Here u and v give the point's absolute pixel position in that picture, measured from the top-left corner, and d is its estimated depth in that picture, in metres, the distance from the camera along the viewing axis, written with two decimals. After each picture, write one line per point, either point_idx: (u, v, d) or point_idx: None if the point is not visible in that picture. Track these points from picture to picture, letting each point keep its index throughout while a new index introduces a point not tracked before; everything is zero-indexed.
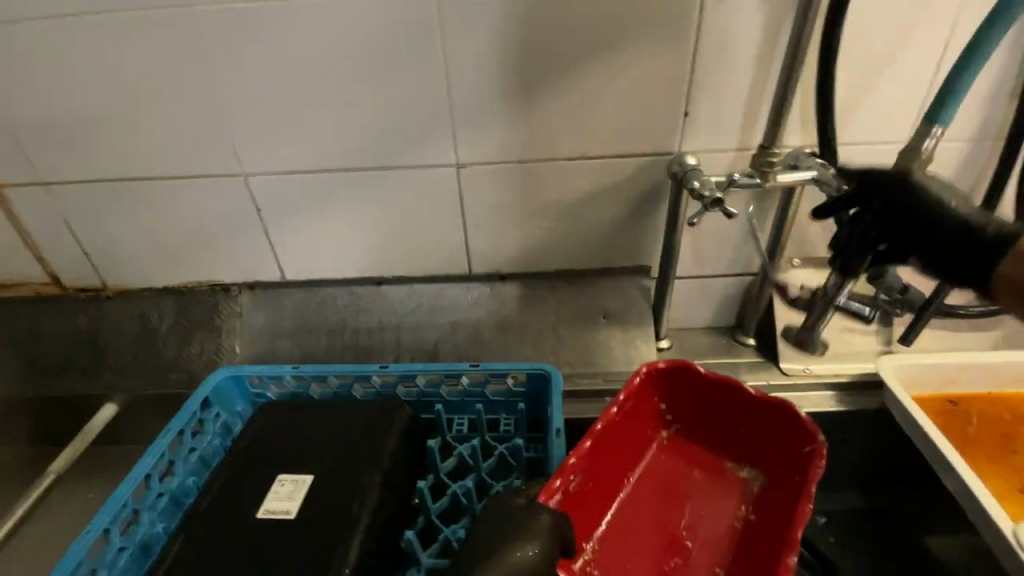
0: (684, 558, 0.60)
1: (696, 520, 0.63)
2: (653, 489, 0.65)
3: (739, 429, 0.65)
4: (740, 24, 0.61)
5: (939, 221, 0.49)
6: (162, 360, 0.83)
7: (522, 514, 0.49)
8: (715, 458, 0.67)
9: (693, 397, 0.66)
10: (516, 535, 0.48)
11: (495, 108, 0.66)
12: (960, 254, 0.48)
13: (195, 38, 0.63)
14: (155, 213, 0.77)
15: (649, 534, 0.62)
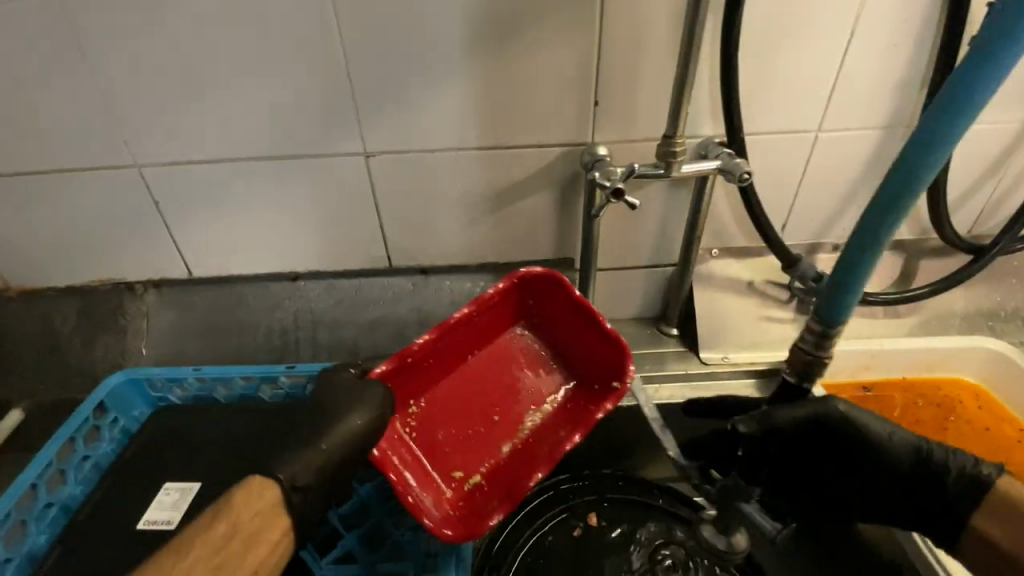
0: (481, 431, 0.65)
1: (510, 407, 0.67)
2: (486, 371, 0.68)
3: (580, 346, 0.68)
4: (643, 9, 0.59)
5: (871, 460, 0.54)
6: (66, 363, 0.79)
7: (355, 387, 0.56)
8: (559, 358, 0.70)
9: (552, 308, 0.68)
10: (350, 404, 0.55)
11: (399, 95, 0.64)
12: (920, 484, 0.52)
13: (61, 21, 0.58)
14: (46, 210, 0.71)
15: (467, 407, 0.66)
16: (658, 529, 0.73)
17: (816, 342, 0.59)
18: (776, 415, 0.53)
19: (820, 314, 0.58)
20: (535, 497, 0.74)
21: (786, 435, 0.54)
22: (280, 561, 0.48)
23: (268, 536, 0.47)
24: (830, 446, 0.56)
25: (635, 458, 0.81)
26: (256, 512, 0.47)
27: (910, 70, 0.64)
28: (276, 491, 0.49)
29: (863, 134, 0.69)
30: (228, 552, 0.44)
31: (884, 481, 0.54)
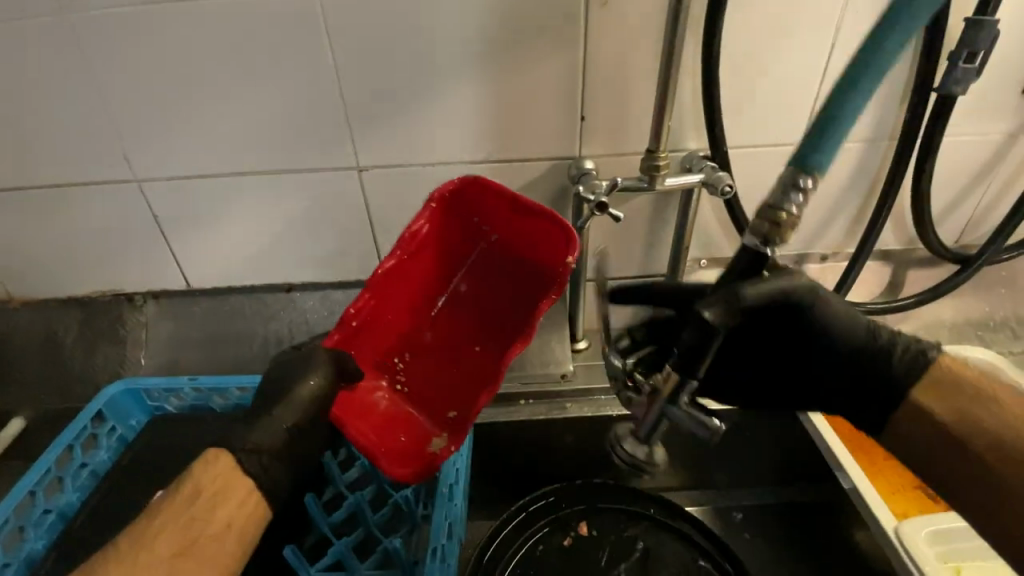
0: (466, 363, 0.67)
1: (486, 334, 0.68)
2: (459, 303, 0.70)
3: (536, 248, 0.66)
4: (627, 28, 0.61)
5: (811, 349, 0.46)
6: (66, 373, 0.80)
7: (298, 357, 0.57)
8: (523, 279, 0.68)
9: (497, 219, 0.67)
10: (292, 380, 0.55)
11: (390, 110, 0.65)
12: (868, 369, 0.44)
13: (64, 40, 0.60)
14: (48, 222, 0.73)
15: (447, 344, 0.69)
16: (649, 539, 0.73)
17: (772, 228, 0.41)
18: (746, 291, 0.40)
19: (806, 168, 0.39)
20: (528, 506, 0.75)
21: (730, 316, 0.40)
22: (258, 515, 0.49)
23: (231, 493, 0.48)
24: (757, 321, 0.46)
25: (627, 468, 0.82)
26: (216, 475, 0.48)
27: (892, 85, 0.66)
28: (228, 457, 0.49)
29: (848, 147, 0.70)
30: (195, 510, 0.46)
31: (820, 361, 0.46)
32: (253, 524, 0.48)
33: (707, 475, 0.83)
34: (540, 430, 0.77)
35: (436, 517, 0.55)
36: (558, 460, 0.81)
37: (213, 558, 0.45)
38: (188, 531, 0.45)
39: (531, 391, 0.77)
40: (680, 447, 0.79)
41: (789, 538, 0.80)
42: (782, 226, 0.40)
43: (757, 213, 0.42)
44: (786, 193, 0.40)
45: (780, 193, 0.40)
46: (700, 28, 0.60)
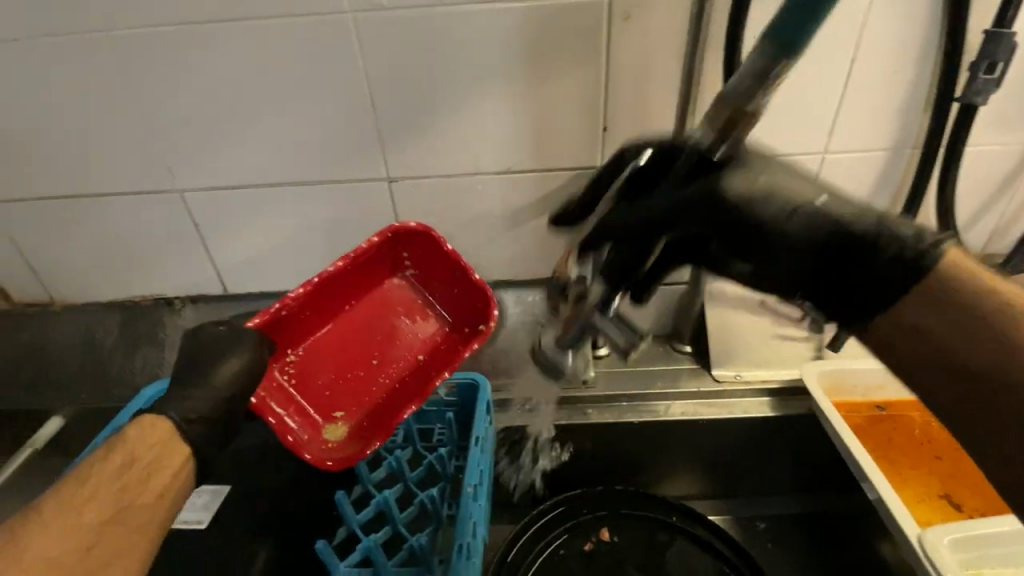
0: (359, 376, 0.67)
1: (387, 352, 0.69)
2: (364, 319, 0.70)
3: (454, 293, 0.70)
4: (648, 42, 0.62)
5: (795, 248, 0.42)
6: (105, 374, 0.84)
7: (224, 342, 0.58)
8: (435, 305, 0.71)
9: (428, 260, 0.69)
10: (216, 361, 0.57)
11: (419, 122, 0.68)
12: (852, 276, 0.41)
13: (117, 57, 0.64)
14: (95, 229, 0.77)
15: (348, 353, 0.68)
16: (669, 547, 0.74)
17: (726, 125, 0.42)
18: (652, 203, 0.45)
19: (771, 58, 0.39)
20: (550, 510, 0.75)
21: (665, 222, 0.44)
22: (187, 483, 0.53)
23: (164, 461, 0.52)
24: (735, 230, 0.43)
25: (648, 475, 0.82)
26: (151, 442, 0.52)
27: (913, 95, 0.66)
28: (165, 427, 0.53)
29: (869, 155, 0.70)
30: (131, 476, 0.50)
31: (817, 268, 0.42)
32: (182, 491, 0.52)
33: (728, 483, 0.82)
34: (561, 436, 0.78)
35: (462, 515, 0.55)
36: (578, 467, 0.81)
37: (143, 521, 0.49)
38: (121, 497, 0.48)
39: (552, 396, 0.78)
40: (701, 455, 0.79)
41: (811, 549, 0.79)
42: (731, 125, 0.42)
43: (706, 118, 0.44)
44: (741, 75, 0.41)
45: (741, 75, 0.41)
46: (719, 44, 0.62)
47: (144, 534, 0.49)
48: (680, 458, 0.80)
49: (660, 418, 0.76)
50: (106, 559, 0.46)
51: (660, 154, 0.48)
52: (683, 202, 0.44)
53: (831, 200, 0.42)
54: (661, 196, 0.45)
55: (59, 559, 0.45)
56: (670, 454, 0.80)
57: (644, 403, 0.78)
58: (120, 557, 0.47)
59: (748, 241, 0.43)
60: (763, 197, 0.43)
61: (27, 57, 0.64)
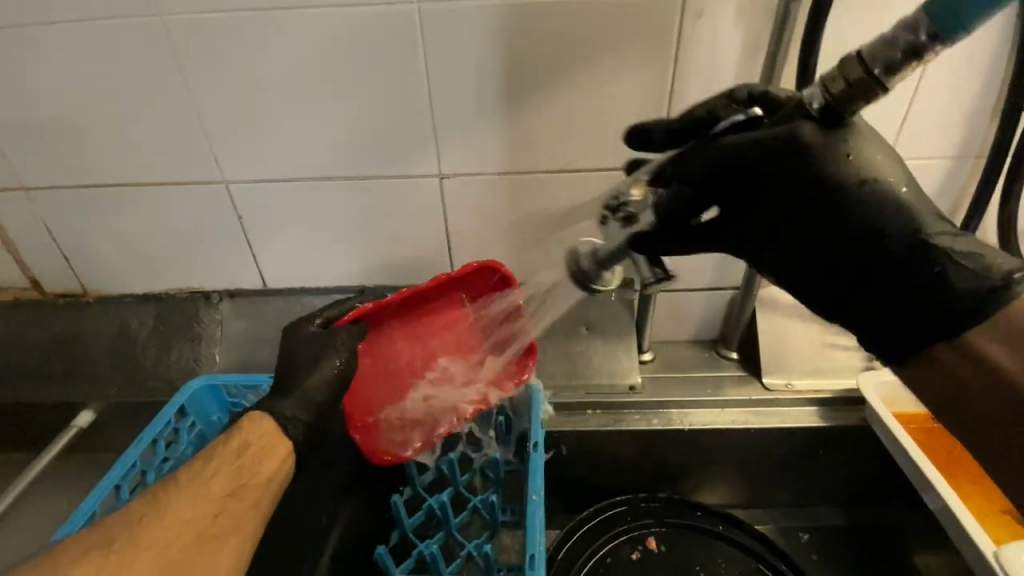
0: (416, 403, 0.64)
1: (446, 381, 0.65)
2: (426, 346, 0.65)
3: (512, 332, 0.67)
4: (717, 42, 0.61)
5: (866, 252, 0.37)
6: (137, 368, 0.81)
7: (322, 343, 0.61)
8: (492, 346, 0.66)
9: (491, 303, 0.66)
10: (319, 359, 0.59)
11: (475, 118, 0.67)
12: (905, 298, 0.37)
13: (170, 43, 0.62)
14: (135, 219, 0.75)
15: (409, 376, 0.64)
16: (719, 556, 0.72)
17: (845, 95, 0.35)
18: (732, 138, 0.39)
19: (935, 30, 0.33)
20: (595, 516, 0.74)
21: (717, 189, 0.39)
22: (289, 476, 0.58)
23: (273, 451, 0.57)
24: (775, 189, 0.38)
25: (690, 481, 0.80)
26: (262, 434, 0.57)
27: (982, 102, 0.64)
28: (269, 421, 0.58)
29: (930, 163, 0.68)
30: (245, 459, 0.55)
31: (882, 282, 0.37)
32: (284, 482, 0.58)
33: (771, 493, 0.81)
34: (608, 442, 0.76)
35: (529, 525, 0.54)
36: (621, 472, 0.79)
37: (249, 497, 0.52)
38: (239, 475, 0.55)
39: (598, 401, 0.77)
40: (749, 463, 0.78)
41: (853, 560, 0.78)
42: (852, 91, 0.35)
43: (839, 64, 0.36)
44: (886, 47, 0.34)
45: (877, 46, 0.34)
46: (796, 61, 0.61)
47: (254, 511, 0.55)
48: (726, 465, 0.78)
49: (709, 427, 0.75)
50: (226, 529, 0.53)
51: (762, 102, 0.43)
52: (775, 144, 0.37)
53: (915, 198, 0.37)
54: (750, 136, 0.38)
55: (191, 523, 0.51)
56: (715, 462, 0.78)
57: (692, 410, 0.76)
58: (235, 526, 0.54)
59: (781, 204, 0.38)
60: (862, 169, 0.37)
61: (78, 40, 0.62)
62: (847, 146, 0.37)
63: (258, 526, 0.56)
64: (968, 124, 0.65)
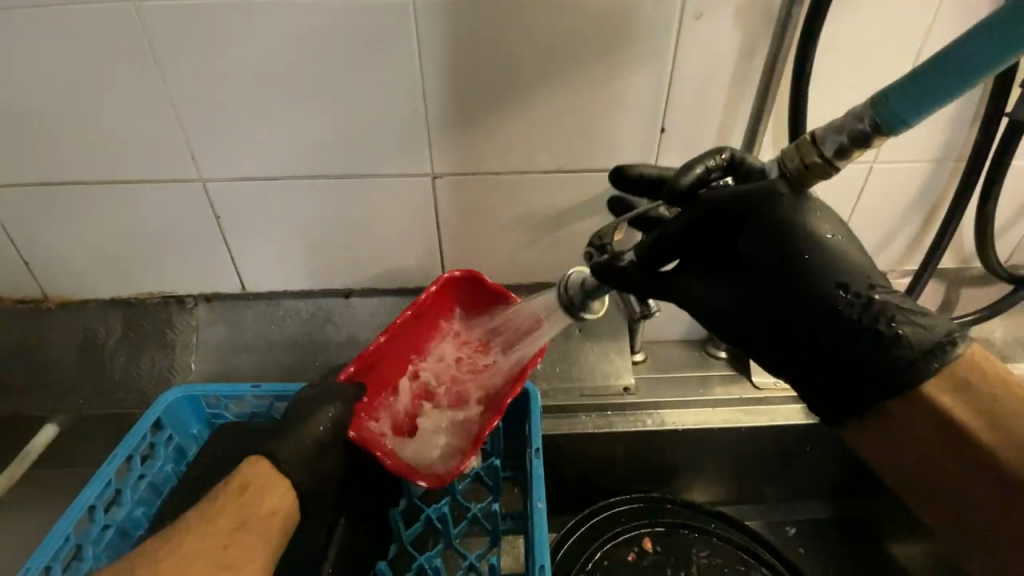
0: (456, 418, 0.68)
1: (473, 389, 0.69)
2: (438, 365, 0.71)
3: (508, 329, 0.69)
4: (716, 43, 0.61)
5: (817, 314, 0.40)
6: (106, 379, 0.76)
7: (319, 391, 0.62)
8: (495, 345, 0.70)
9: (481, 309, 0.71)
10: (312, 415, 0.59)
11: (471, 115, 0.65)
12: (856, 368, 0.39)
13: (143, 32, 0.58)
14: (102, 219, 0.71)
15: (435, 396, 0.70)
16: (712, 554, 0.73)
17: (801, 170, 0.38)
18: (710, 194, 0.41)
19: (879, 120, 0.33)
20: (589, 519, 0.74)
21: (690, 238, 0.42)
22: (291, 516, 0.56)
23: (273, 487, 0.55)
24: (748, 254, 0.41)
25: (683, 480, 0.81)
26: (258, 474, 0.55)
27: (963, 107, 0.66)
28: (267, 461, 0.56)
29: (913, 166, 0.70)
30: (245, 497, 0.53)
31: (830, 344, 0.39)
32: (286, 518, 0.55)
33: (761, 489, 0.83)
34: (603, 443, 0.76)
35: (535, 536, 0.54)
36: (615, 474, 0.79)
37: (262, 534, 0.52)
38: (243, 510, 0.52)
39: (593, 403, 0.77)
40: (740, 462, 0.79)
41: (839, 551, 0.80)
42: (807, 170, 0.38)
43: (787, 150, 0.39)
44: (836, 130, 0.35)
45: (829, 128, 0.36)
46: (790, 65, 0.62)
47: (263, 545, 0.52)
48: (718, 464, 0.79)
49: (702, 426, 0.75)
50: (238, 558, 0.50)
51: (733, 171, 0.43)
52: (746, 205, 0.40)
53: (846, 247, 0.40)
54: (725, 193, 0.41)
55: (201, 553, 0.49)
56: (708, 461, 0.79)
57: (684, 410, 0.77)
58: (246, 559, 0.51)
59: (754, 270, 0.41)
60: (818, 230, 0.40)
61: (36, 27, 0.57)
62: (806, 209, 0.40)
63: (269, 559, 0.52)
64: (948, 128, 0.67)
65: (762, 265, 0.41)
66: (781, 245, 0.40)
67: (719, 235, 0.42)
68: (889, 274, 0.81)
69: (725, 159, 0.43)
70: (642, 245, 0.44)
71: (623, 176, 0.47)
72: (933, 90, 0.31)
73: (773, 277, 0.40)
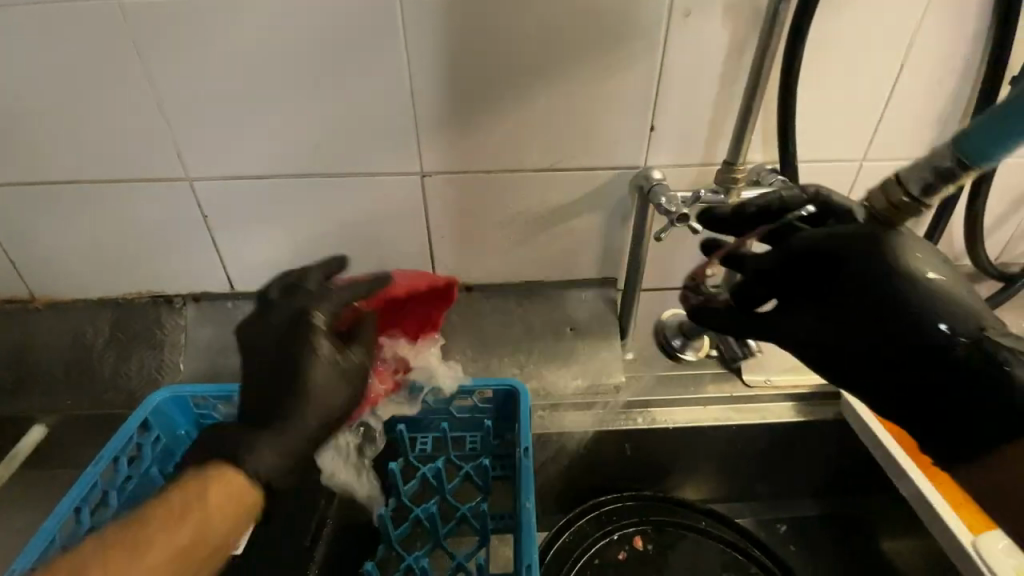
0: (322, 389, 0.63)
1: None
2: None
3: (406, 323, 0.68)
4: (705, 41, 0.61)
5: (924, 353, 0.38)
6: (95, 380, 0.76)
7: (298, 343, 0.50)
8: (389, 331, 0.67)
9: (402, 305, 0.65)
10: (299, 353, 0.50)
11: (459, 113, 0.64)
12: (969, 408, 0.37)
13: (127, 29, 0.57)
14: (88, 218, 0.70)
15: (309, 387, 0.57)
16: (703, 551, 0.73)
17: (890, 211, 0.40)
18: (804, 235, 0.43)
19: (961, 160, 0.36)
20: (580, 517, 0.73)
21: (785, 272, 0.44)
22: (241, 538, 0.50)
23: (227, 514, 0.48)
24: (850, 291, 0.40)
25: (674, 479, 0.81)
26: (220, 499, 0.48)
27: (953, 105, 0.66)
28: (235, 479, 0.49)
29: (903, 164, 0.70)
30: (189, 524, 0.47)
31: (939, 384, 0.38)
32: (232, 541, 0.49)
33: (752, 487, 0.83)
34: (593, 442, 0.76)
35: (523, 536, 0.54)
36: (606, 472, 0.79)
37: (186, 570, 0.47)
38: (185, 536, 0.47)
39: (583, 402, 0.76)
40: (731, 460, 0.79)
41: (829, 548, 0.80)
42: (896, 210, 0.39)
43: (874, 189, 0.41)
44: (918, 172, 0.38)
45: (912, 171, 0.38)
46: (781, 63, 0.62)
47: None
48: (709, 462, 0.79)
49: (693, 425, 0.75)
50: None
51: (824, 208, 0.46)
52: (842, 244, 0.41)
53: (957, 288, 0.39)
54: (821, 231, 0.42)
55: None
56: (699, 459, 0.79)
57: (675, 408, 0.77)
58: None
59: (854, 306, 0.40)
60: (917, 270, 0.39)
61: (21, 24, 0.57)
62: (905, 247, 0.40)
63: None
64: (939, 126, 0.67)
65: (863, 302, 0.40)
66: (885, 282, 0.39)
67: (817, 270, 0.43)
68: None
69: (809, 193, 0.47)
70: (738, 287, 0.47)
71: (711, 218, 0.52)
72: (1010, 131, 0.33)
73: (875, 314, 0.39)
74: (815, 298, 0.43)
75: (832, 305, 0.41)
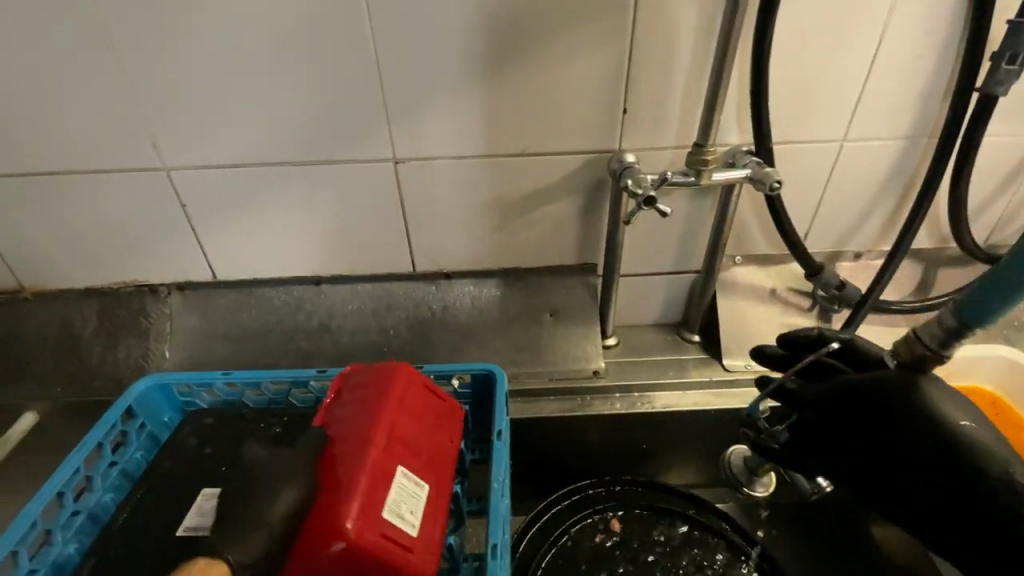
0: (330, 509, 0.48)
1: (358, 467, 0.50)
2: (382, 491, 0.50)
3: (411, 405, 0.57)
4: (674, 20, 0.60)
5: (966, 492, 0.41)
6: (84, 367, 0.78)
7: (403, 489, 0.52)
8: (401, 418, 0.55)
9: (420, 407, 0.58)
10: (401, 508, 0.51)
11: (428, 98, 0.64)
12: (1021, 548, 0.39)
13: (92, 17, 0.58)
14: (69, 209, 0.71)
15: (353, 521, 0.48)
16: (680, 533, 0.73)
17: (912, 358, 0.42)
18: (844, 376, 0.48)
19: (960, 320, 0.38)
20: (560, 500, 0.74)
21: (830, 410, 0.48)
22: None
23: None
24: (883, 429, 0.44)
25: (655, 463, 0.81)
26: None
27: (933, 82, 0.64)
28: None
29: (884, 143, 0.69)
30: None
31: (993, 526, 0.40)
32: None
33: None
34: (571, 427, 0.76)
35: (494, 515, 0.54)
36: (587, 457, 0.80)
37: None
38: None
39: (561, 387, 0.77)
40: (713, 445, 0.79)
41: (812, 532, 0.80)
42: (919, 360, 0.42)
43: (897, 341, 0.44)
44: (929, 326, 0.40)
45: (924, 325, 0.41)
46: (751, 41, 0.61)
47: None
48: (689, 447, 0.79)
49: (672, 410, 0.75)
50: None
51: (854, 352, 0.50)
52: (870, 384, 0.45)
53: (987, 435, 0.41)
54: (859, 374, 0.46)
55: None
56: (680, 443, 0.79)
57: (654, 393, 0.77)
58: None
59: (889, 441, 0.44)
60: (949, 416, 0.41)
61: None
62: (939, 398, 0.42)
63: None
64: (920, 103, 0.66)
65: (892, 438, 0.44)
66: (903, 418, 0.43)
67: (848, 403, 0.47)
68: (864, 255, 0.79)
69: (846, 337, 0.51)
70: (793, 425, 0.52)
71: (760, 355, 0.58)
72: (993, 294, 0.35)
73: (906, 452, 0.43)
74: (854, 435, 0.47)
75: (869, 442, 0.46)
